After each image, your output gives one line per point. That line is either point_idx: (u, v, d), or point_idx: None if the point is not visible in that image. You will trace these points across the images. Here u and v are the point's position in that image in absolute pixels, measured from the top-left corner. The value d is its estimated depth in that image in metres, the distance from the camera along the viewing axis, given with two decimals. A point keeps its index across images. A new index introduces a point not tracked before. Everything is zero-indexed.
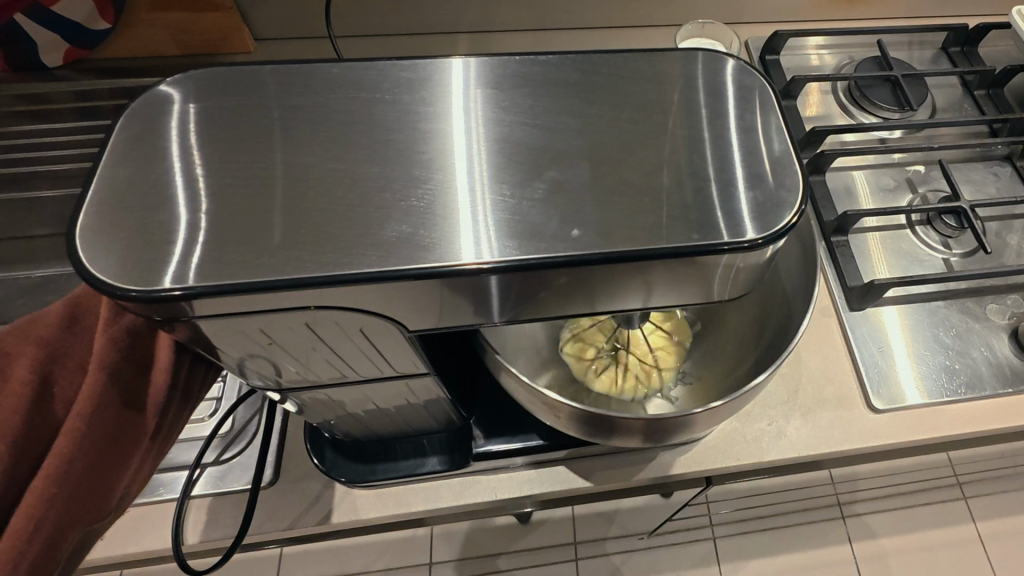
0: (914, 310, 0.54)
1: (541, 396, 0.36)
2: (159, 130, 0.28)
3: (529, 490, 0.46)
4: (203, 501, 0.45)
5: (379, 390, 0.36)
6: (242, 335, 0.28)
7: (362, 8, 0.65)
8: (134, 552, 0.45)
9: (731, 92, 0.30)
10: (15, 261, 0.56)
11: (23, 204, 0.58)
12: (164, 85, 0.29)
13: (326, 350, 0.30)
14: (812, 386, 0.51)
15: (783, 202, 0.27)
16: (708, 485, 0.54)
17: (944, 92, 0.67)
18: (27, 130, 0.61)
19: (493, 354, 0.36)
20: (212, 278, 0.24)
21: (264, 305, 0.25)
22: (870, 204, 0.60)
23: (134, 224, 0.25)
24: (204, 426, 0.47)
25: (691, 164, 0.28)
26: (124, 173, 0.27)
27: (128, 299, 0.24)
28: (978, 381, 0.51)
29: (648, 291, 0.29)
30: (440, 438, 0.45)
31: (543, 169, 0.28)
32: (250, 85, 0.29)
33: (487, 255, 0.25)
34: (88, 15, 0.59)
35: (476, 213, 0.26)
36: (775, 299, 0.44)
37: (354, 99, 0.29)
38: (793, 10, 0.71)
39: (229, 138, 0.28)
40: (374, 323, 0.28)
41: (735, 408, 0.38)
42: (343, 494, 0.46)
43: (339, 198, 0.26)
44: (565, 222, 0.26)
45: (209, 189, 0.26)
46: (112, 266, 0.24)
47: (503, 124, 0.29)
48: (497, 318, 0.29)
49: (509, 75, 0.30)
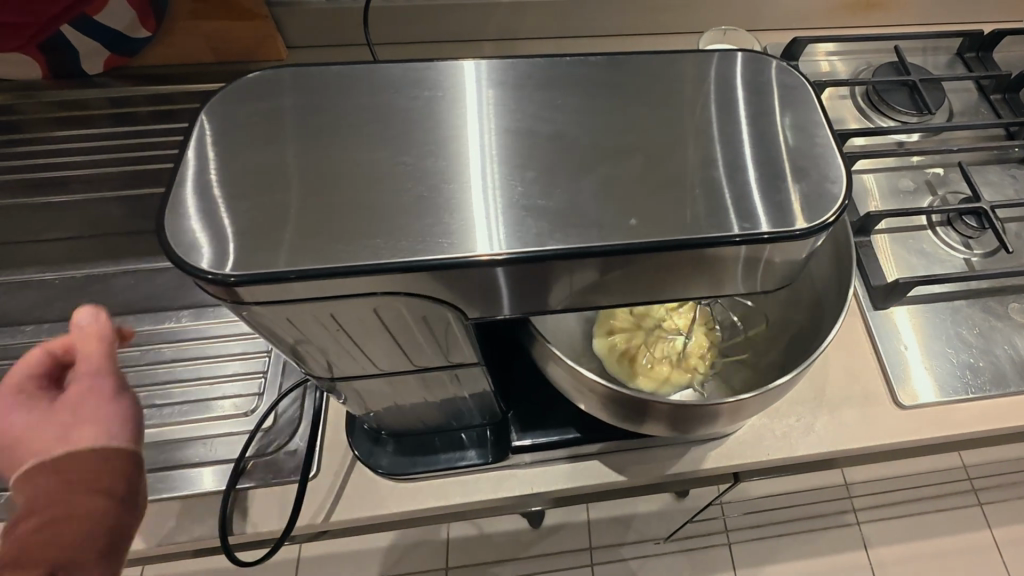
0: (938, 308, 0.55)
1: (584, 378, 0.37)
2: (226, 128, 0.29)
3: (563, 483, 0.47)
4: (249, 492, 0.46)
5: (429, 379, 0.38)
6: (314, 320, 0.29)
7: (392, 15, 0.67)
8: (177, 543, 0.45)
9: (768, 90, 0.32)
10: (56, 260, 0.57)
11: (67, 206, 0.60)
12: (232, 86, 0.31)
13: (387, 338, 0.32)
14: (838, 383, 0.52)
15: (826, 194, 0.28)
16: (736, 482, 0.55)
17: (960, 96, 0.68)
18: (69, 134, 0.63)
19: (540, 341, 0.37)
20: (252, 265, 0.25)
21: (338, 291, 0.27)
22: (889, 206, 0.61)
23: (214, 212, 0.27)
24: (247, 420, 0.48)
25: (705, 160, 0.29)
26: (202, 165, 0.28)
27: (206, 282, 0.25)
28: (1003, 378, 0.52)
29: (686, 281, 0.30)
30: (478, 432, 0.46)
31: (594, 164, 0.29)
32: (313, 84, 0.31)
33: (546, 244, 0.26)
34: (129, 22, 0.61)
35: (535, 204, 0.27)
36: (805, 299, 0.46)
37: (393, 97, 0.31)
38: (811, 18, 0.73)
39: (301, 136, 0.29)
40: (431, 309, 0.29)
41: (770, 399, 0.39)
42: (382, 488, 0.46)
43: (403, 190, 0.28)
44: (619, 213, 0.28)
45: (263, 181, 0.28)
46: (193, 250, 0.26)
47: (554, 122, 0.30)
48: (553, 306, 0.31)
49: (556, 76, 0.32)
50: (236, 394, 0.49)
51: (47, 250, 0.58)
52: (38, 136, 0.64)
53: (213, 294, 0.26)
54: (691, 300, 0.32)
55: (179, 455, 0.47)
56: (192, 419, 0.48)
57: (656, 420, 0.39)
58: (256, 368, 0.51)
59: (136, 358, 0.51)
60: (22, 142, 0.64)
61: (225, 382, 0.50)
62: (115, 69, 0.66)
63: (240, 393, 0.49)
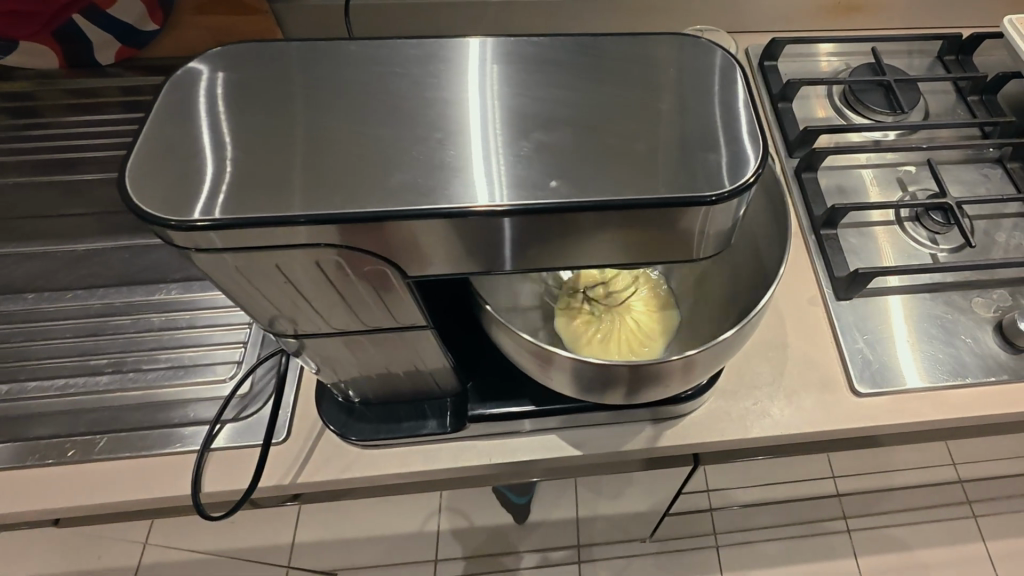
0: (900, 301, 0.56)
1: (529, 344, 0.39)
2: (190, 99, 0.33)
3: (521, 454, 0.49)
4: (222, 454, 0.48)
5: (383, 342, 0.41)
6: (264, 273, 0.33)
7: (385, 14, 0.70)
8: (146, 501, 0.47)
9: (709, 69, 0.35)
10: (58, 235, 0.61)
11: (72, 185, 0.64)
12: (201, 60, 0.35)
13: (335, 293, 0.35)
14: (797, 370, 0.53)
15: (739, 162, 0.31)
16: (696, 465, 0.56)
17: (937, 98, 0.69)
18: (80, 120, 0.68)
19: (484, 308, 0.40)
20: (236, 213, 0.29)
21: (328, 238, 0.31)
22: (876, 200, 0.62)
23: (181, 166, 0.31)
24: (224, 386, 0.51)
25: (674, 128, 0.32)
26: (173, 126, 0.32)
27: (171, 229, 0.29)
28: (962, 369, 0.52)
29: (617, 242, 0.33)
30: (441, 403, 0.48)
31: (529, 131, 0.32)
32: (282, 60, 0.35)
33: (474, 202, 0.30)
34: (139, 16, 0.65)
35: (470, 167, 0.31)
36: (749, 266, 0.48)
37: (375, 71, 0.34)
38: (794, 20, 0.74)
39: (265, 104, 0.33)
40: (375, 265, 0.33)
41: (710, 366, 0.41)
42: (349, 453, 0.49)
43: (354, 152, 0.31)
44: (545, 174, 0.31)
45: (244, 142, 0.32)
46: (159, 198, 0.29)
47: (499, 96, 0.33)
48: (497, 266, 0.34)
49: (503, 56, 0.35)
50: (218, 361, 0.52)
51: (53, 225, 0.62)
52: (53, 121, 0.68)
53: (169, 241, 0.30)
54: (652, 265, 0.36)
55: (161, 416, 0.50)
56: (175, 383, 0.51)
57: (604, 388, 0.41)
58: (239, 338, 0.53)
59: (129, 326, 0.54)
60: (38, 127, 0.68)
61: (209, 350, 0.53)
62: (127, 61, 0.70)
63: (223, 361, 0.52)
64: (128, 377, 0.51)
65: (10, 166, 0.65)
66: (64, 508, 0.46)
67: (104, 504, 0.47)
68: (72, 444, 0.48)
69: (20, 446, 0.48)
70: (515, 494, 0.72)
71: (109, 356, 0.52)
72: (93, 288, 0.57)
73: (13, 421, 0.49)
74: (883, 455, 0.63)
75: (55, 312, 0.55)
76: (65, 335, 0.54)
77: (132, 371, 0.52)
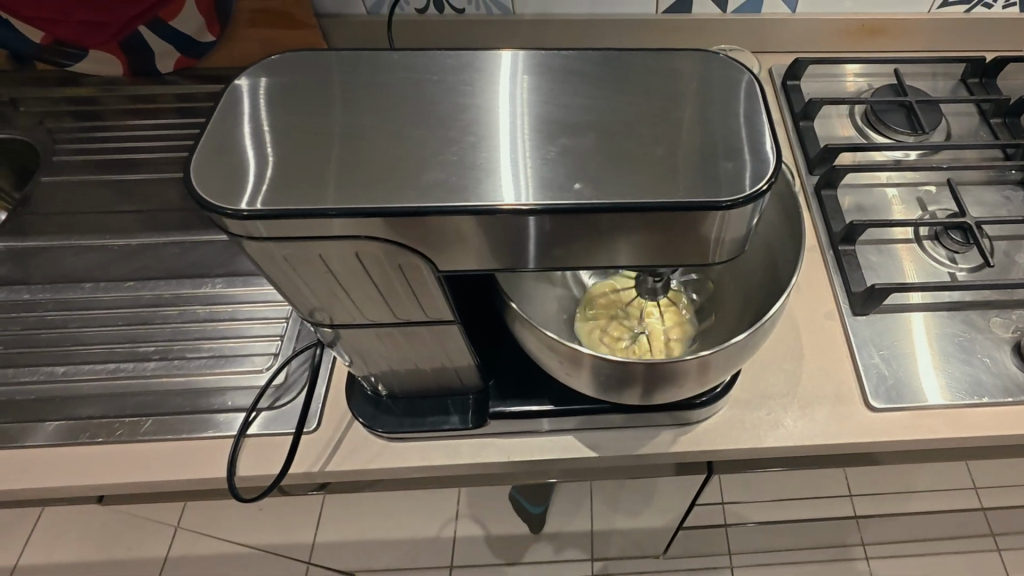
0: (918, 318, 0.56)
1: (549, 342, 0.41)
2: (246, 101, 0.36)
3: (538, 453, 0.51)
4: (256, 440, 0.51)
5: (412, 337, 0.43)
6: (307, 262, 0.36)
7: (422, 29, 0.74)
8: (183, 481, 0.50)
9: (727, 84, 0.37)
10: (111, 230, 0.65)
11: (126, 185, 0.69)
12: (255, 66, 0.38)
13: (371, 284, 0.38)
14: (811, 383, 0.54)
15: (753, 171, 0.33)
16: (710, 475, 0.57)
17: (960, 120, 0.70)
18: (137, 124, 0.73)
19: (509, 305, 0.42)
20: (285, 204, 0.32)
21: (366, 231, 0.33)
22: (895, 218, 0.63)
23: (235, 160, 0.34)
24: (260, 376, 0.54)
25: (692, 137, 0.34)
26: (229, 124, 0.35)
27: (225, 217, 0.32)
28: (979, 388, 0.52)
29: (637, 244, 0.35)
30: (464, 400, 0.50)
31: (555, 136, 0.34)
32: (327, 66, 0.38)
33: (503, 200, 0.32)
34: (198, 28, 0.70)
35: (499, 168, 0.33)
36: (766, 276, 0.49)
37: (413, 78, 0.37)
38: (819, 42, 0.76)
39: (313, 107, 0.36)
40: (408, 259, 0.36)
41: (723, 370, 0.43)
42: (373, 444, 0.51)
43: (393, 152, 0.34)
44: (569, 177, 0.33)
45: (293, 140, 0.34)
46: (216, 189, 0.32)
47: (528, 103, 0.36)
48: (523, 264, 0.36)
49: (533, 66, 0.38)
50: (255, 352, 0.55)
51: (106, 221, 0.66)
52: (113, 125, 0.73)
53: (223, 228, 0.33)
54: (670, 268, 0.37)
55: (201, 402, 0.52)
56: (215, 371, 0.54)
57: (621, 387, 0.43)
58: (276, 331, 0.56)
59: (175, 317, 0.58)
60: (100, 131, 0.73)
61: (248, 342, 0.56)
62: (184, 70, 0.75)
63: (260, 352, 0.55)
64: (172, 364, 0.54)
65: (72, 165, 0.70)
66: (108, 484, 0.49)
67: (145, 482, 0.50)
68: (119, 424, 0.51)
69: (72, 424, 0.51)
70: (530, 503, 0.73)
71: (157, 344, 0.56)
72: (144, 280, 0.61)
73: (67, 400, 0.53)
74: (900, 476, 0.63)
75: (108, 301, 0.59)
76: (118, 323, 0.57)
77: (177, 358, 0.55)
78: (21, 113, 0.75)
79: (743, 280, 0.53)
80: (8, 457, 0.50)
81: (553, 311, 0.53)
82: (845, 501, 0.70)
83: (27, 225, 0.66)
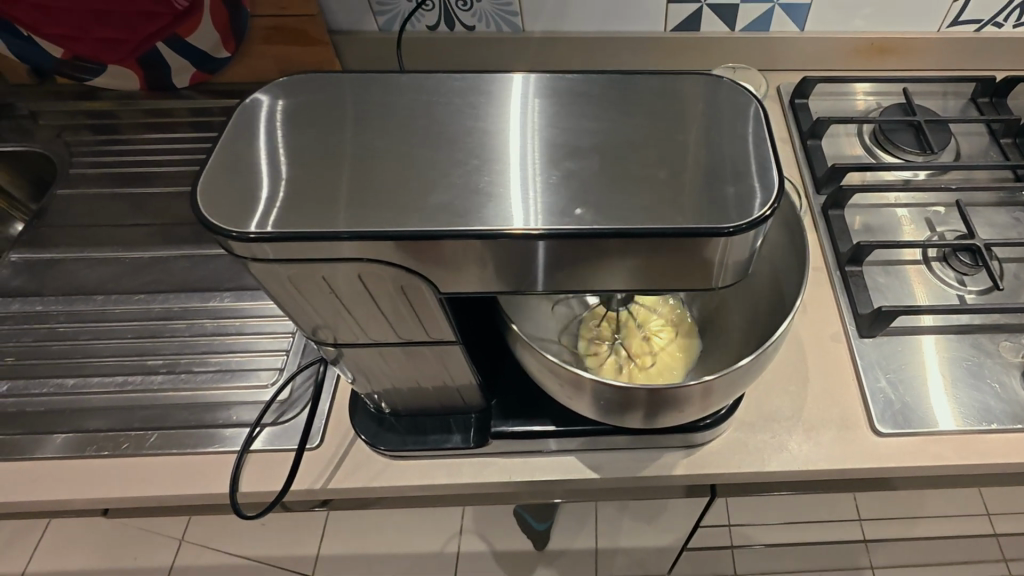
0: (925, 342, 0.56)
1: (551, 365, 0.41)
2: (255, 122, 0.37)
3: (540, 473, 0.51)
4: (260, 456, 0.51)
5: (415, 356, 0.44)
6: (311, 283, 0.36)
7: (433, 46, 0.75)
8: (187, 495, 0.50)
9: (733, 108, 0.37)
10: (124, 243, 0.66)
11: (140, 198, 0.70)
12: (265, 88, 0.38)
13: (374, 305, 0.38)
14: (817, 406, 0.53)
15: (757, 197, 0.33)
16: (714, 497, 0.57)
17: (970, 140, 0.70)
18: (152, 138, 0.74)
19: (511, 327, 0.42)
20: (290, 227, 0.32)
21: (371, 253, 0.34)
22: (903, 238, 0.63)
23: (244, 183, 0.34)
24: (265, 392, 0.54)
25: (696, 162, 0.35)
26: (239, 146, 0.35)
27: (231, 239, 0.32)
28: (988, 414, 0.52)
29: (639, 269, 0.35)
30: (466, 418, 0.51)
31: (559, 160, 0.35)
32: (337, 87, 0.38)
33: (506, 225, 0.32)
34: (214, 45, 0.71)
35: (502, 192, 0.33)
36: (772, 297, 0.49)
37: (420, 101, 0.38)
38: (827, 60, 0.76)
39: (320, 128, 0.36)
40: (411, 281, 0.36)
41: (726, 394, 0.42)
42: (377, 462, 0.51)
43: (398, 175, 0.34)
44: (571, 202, 0.33)
45: (300, 162, 0.35)
46: (223, 211, 0.33)
47: (533, 127, 0.36)
48: (525, 287, 0.37)
49: (540, 89, 0.38)
50: (262, 367, 0.55)
51: (119, 234, 0.67)
52: (129, 139, 0.75)
53: (229, 250, 0.33)
54: (673, 292, 0.37)
55: (207, 416, 0.53)
56: (222, 386, 0.54)
57: (624, 410, 0.43)
58: (282, 346, 0.57)
59: (183, 330, 0.58)
60: (115, 145, 0.74)
61: (255, 357, 0.56)
62: (200, 85, 0.76)
63: (266, 367, 0.55)
64: (180, 378, 0.55)
65: (88, 178, 0.72)
66: (113, 497, 0.50)
67: (150, 496, 0.50)
68: (125, 437, 0.52)
69: (80, 436, 0.52)
70: (535, 520, 0.73)
71: (165, 357, 0.56)
72: (154, 293, 0.62)
73: (76, 412, 0.53)
74: (907, 501, 0.62)
75: (118, 314, 0.60)
76: (128, 336, 0.58)
77: (184, 372, 0.55)
78: (41, 126, 0.76)
79: (748, 301, 0.52)
80: (17, 468, 0.51)
81: (556, 331, 0.53)
82: (852, 526, 0.69)
83: (41, 238, 0.67)
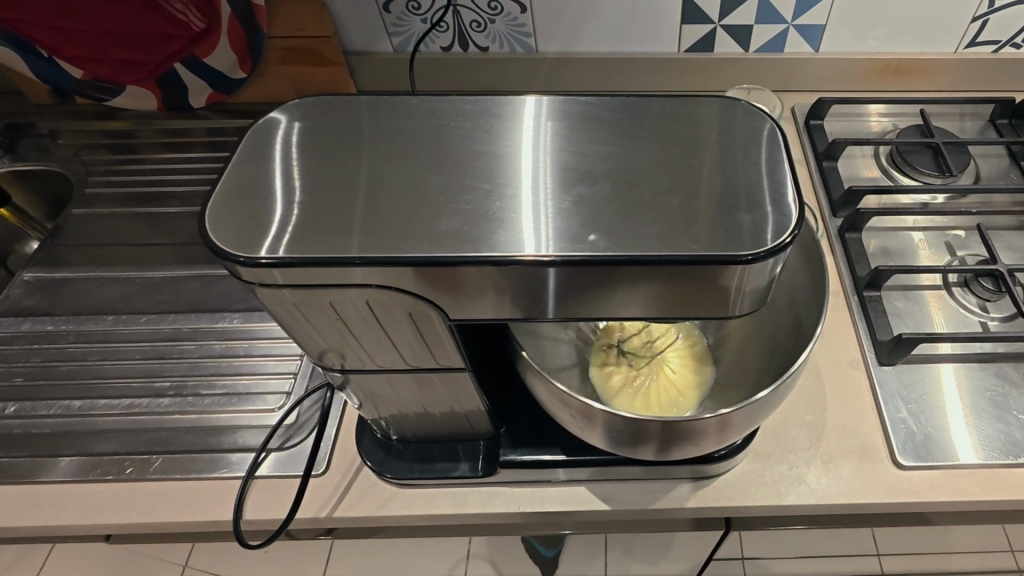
0: (946, 370, 0.54)
1: (562, 396, 0.40)
2: (266, 145, 0.36)
3: (551, 504, 0.49)
4: (264, 481, 0.50)
5: (423, 383, 0.43)
6: (318, 309, 0.36)
7: (446, 68, 0.75)
8: (191, 522, 0.49)
9: (749, 133, 0.36)
10: (136, 262, 0.66)
11: (153, 218, 0.70)
12: (277, 111, 0.38)
13: (381, 331, 0.38)
14: (835, 437, 0.52)
15: (773, 224, 0.32)
16: (729, 529, 0.55)
17: (988, 161, 0.69)
18: (167, 158, 0.75)
19: (521, 355, 0.41)
20: (299, 252, 0.32)
21: (380, 279, 0.33)
22: (922, 262, 0.61)
23: (253, 208, 0.34)
24: (272, 416, 0.54)
25: (712, 187, 0.34)
26: (249, 169, 0.35)
27: (239, 264, 0.32)
28: (1016, 448, 0.50)
29: (652, 299, 0.34)
30: (474, 446, 0.50)
31: (571, 185, 0.34)
32: (349, 111, 0.38)
33: (517, 251, 0.31)
34: (231, 65, 0.71)
35: (513, 217, 0.33)
36: (790, 324, 0.48)
37: (431, 124, 0.37)
38: (842, 80, 0.75)
39: (330, 151, 0.36)
40: (421, 307, 0.35)
41: (744, 425, 0.41)
42: (385, 489, 0.50)
43: (408, 200, 0.34)
44: (584, 228, 0.32)
45: (309, 185, 0.34)
46: (231, 235, 0.32)
47: (545, 151, 0.35)
48: (536, 314, 0.36)
49: (552, 113, 0.37)
50: (269, 390, 0.55)
51: (131, 254, 0.67)
52: (145, 158, 0.75)
53: (237, 275, 0.33)
54: (688, 321, 0.36)
55: (213, 440, 0.52)
56: (229, 409, 0.54)
57: (639, 442, 0.42)
58: (290, 369, 0.56)
59: (191, 351, 0.58)
60: (130, 165, 0.75)
61: (262, 380, 0.56)
62: (216, 105, 0.77)
63: (273, 391, 0.55)
64: (186, 401, 0.55)
65: (103, 197, 0.72)
66: (117, 523, 0.49)
67: (153, 522, 0.49)
68: (130, 462, 0.51)
69: (85, 460, 0.52)
70: (543, 546, 0.71)
71: (172, 380, 0.56)
72: (164, 313, 0.61)
73: (85, 434, 0.53)
74: (931, 535, 0.60)
75: (128, 335, 0.60)
76: (136, 357, 0.58)
77: (190, 395, 0.55)
78: (60, 145, 0.77)
79: (764, 327, 0.51)
80: (25, 491, 0.51)
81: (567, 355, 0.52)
82: (874, 558, 0.67)
83: (55, 256, 0.67)
